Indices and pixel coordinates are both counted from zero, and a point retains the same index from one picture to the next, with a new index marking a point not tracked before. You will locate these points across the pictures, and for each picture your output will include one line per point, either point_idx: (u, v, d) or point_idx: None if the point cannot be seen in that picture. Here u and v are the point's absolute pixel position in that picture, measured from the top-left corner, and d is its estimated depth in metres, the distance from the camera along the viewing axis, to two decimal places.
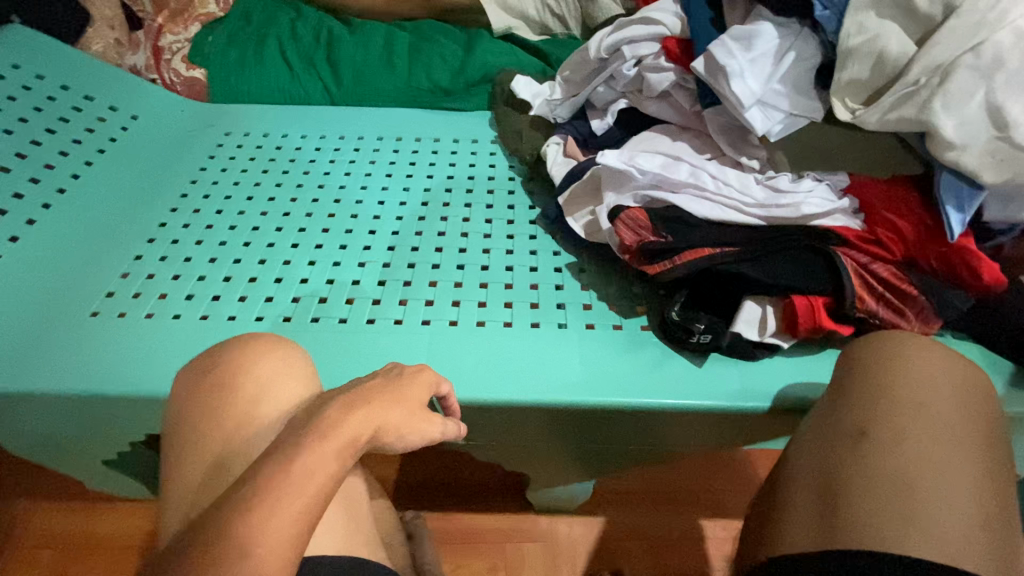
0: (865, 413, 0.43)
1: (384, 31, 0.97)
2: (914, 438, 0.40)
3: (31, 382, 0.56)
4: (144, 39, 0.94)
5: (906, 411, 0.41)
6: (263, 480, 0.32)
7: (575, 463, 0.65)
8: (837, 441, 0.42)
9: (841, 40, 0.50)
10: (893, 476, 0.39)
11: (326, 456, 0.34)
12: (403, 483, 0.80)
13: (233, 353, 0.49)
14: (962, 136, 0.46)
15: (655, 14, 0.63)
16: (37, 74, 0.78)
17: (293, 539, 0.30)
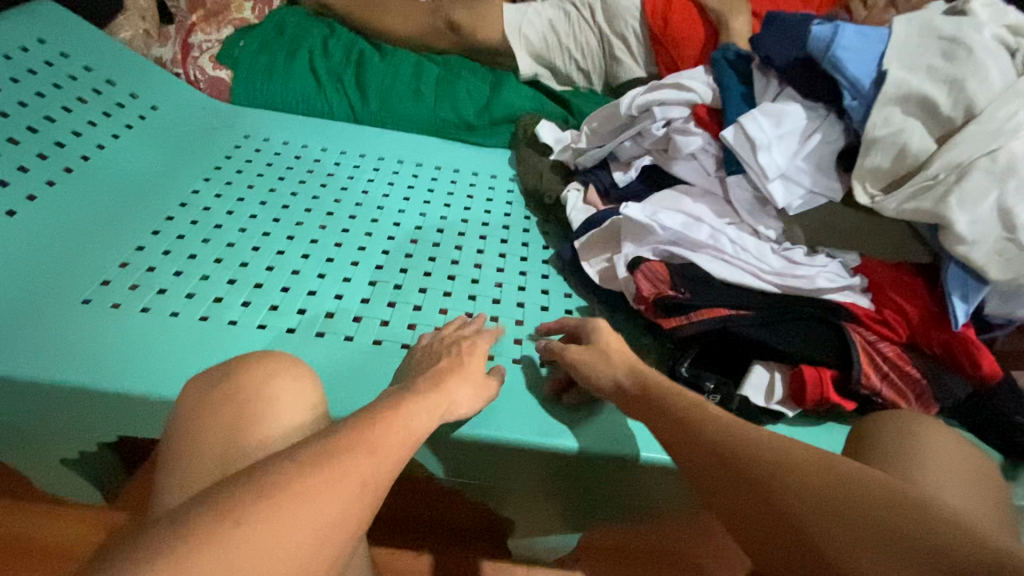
0: (740, 457, 0.39)
1: (414, 60, 0.99)
2: (782, 453, 0.38)
3: (7, 365, 0.53)
4: (175, 34, 0.94)
5: (732, 434, 0.40)
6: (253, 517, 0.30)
7: (567, 512, 0.63)
8: (730, 495, 0.38)
9: (866, 129, 0.52)
10: (780, 506, 0.36)
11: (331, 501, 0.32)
12: (379, 517, 0.76)
13: (248, 367, 0.47)
14: (973, 233, 0.48)
15: (687, 81, 0.66)
16: (62, 52, 0.77)
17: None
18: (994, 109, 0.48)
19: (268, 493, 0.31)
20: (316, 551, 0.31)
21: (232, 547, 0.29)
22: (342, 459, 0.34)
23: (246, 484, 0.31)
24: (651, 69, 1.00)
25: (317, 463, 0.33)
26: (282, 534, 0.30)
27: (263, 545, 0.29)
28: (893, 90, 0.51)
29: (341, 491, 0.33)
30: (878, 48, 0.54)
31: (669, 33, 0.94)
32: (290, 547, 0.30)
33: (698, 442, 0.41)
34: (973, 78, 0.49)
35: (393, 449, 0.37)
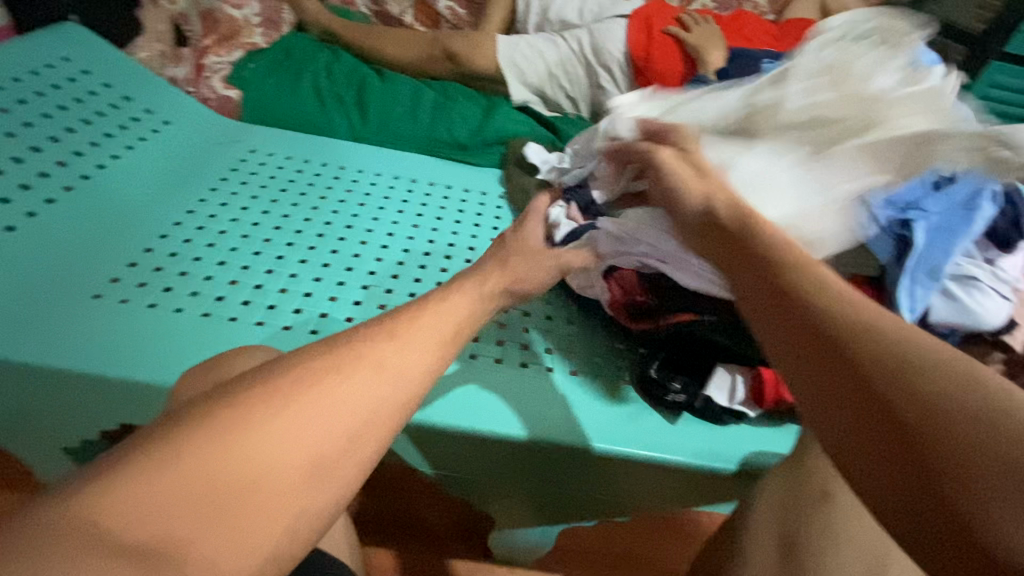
0: (839, 336, 0.29)
1: (413, 85, 1.06)
2: (878, 327, 0.29)
3: (19, 351, 0.57)
4: (190, 56, 1.01)
5: (862, 320, 0.29)
6: (249, 408, 0.31)
7: (545, 508, 0.66)
8: (806, 369, 0.30)
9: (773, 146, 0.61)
10: (880, 382, 0.27)
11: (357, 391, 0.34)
12: (366, 516, 0.79)
13: (235, 356, 0.51)
14: None
15: (660, 109, 0.73)
16: (84, 69, 0.83)
17: (288, 464, 0.30)
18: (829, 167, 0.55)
19: (272, 393, 0.32)
20: (327, 441, 0.31)
21: (240, 438, 0.29)
22: (349, 362, 0.35)
23: (247, 385, 0.32)
24: None
25: (319, 369, 0.34)
26: (293, 427, 0.31)
27: (272, 438, 0.30)
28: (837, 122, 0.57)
29: (353, 386, 0.34)
30: None
31: (651, 66, 1.02)
32: (308, 436, 0.31)
33: (796, 318, 0.31)
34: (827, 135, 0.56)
35: (416, 338, 0.39)
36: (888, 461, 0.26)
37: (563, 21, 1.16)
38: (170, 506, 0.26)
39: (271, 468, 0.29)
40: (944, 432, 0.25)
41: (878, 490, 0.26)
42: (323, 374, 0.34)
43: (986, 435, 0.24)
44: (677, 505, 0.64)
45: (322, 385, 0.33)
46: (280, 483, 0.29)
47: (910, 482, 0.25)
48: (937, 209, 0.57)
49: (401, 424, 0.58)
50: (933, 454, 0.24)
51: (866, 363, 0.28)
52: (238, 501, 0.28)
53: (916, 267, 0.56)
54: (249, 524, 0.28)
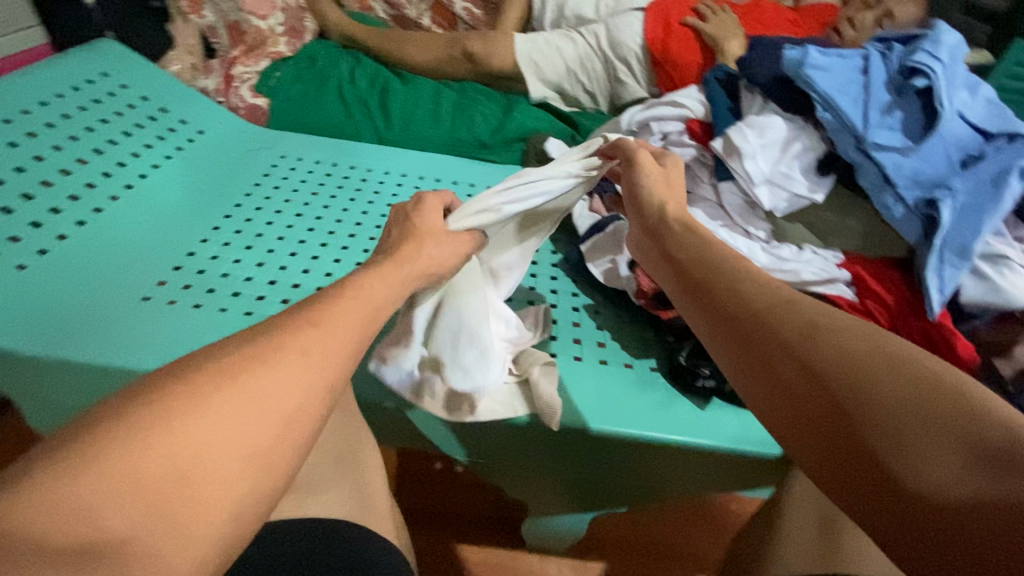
0: (781, 336, 0.39)
1: (433, 87, 1.08)
2: (811, 322, 0.39)
3: (80, 353, 0.60)
4: (218, 67, 1.04)
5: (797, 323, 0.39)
6: (176, 399, 0.31)
7: (578, 494, 0.68)
8: (753, 369, 0.40)
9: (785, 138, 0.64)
10: (815, 366, 0.37)
11: (290, 378, 0.35)
12: (401, 506, 0.81)
13: None
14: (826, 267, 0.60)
15: (682, 99, 0.73)
16: (123, 84, 0.88)
17: (222, 452, 0.30)
18: (792, 175, 0.62)
19: (197, 387, 0.32)
20: (258, 436, 0.32)
21: (172, 436, 0.29)
22: (273, 354, 0.35)
23: (174, 381, 0.32)
24: (653, 91, 1.07)
25: (241, 365, 0.34)
26: (223, 423, 0.31)
27: (204, 436, 0.30)
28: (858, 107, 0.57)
29: (279, 378, 0.34)
30: (846, 70, 0.60)
31: (669, 57, 1.02)
32: (239, 432, 0.31)
33: (747, 324, 0.41)
34: (801, 145, 0.63)
35: (341, 327, 0.39)
36: (807, 424, 0.36)
37: (579, 16, 1.17)
38: (96, 511, 0.26)
39: (208, 456, 0.30)
40: (859, 394, 0.34)
41: (807, 445, 0.36)
42: (252, 368, 0.34)
43: (885, 392, 0.34)
44: (708, 488, 0.65)
45: (249, 374, 0.34)
46: (214, 479, 0.29)
47: (823, 432, 0.35)
48: (964, 187, 0.56)
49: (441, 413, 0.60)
50: (841, 411, 0.35)
51: (796, 353, 0.38)
52: (168, 501, 0.28)
53: (944, 247, 0.55)
54: (185, 523, 0.28)
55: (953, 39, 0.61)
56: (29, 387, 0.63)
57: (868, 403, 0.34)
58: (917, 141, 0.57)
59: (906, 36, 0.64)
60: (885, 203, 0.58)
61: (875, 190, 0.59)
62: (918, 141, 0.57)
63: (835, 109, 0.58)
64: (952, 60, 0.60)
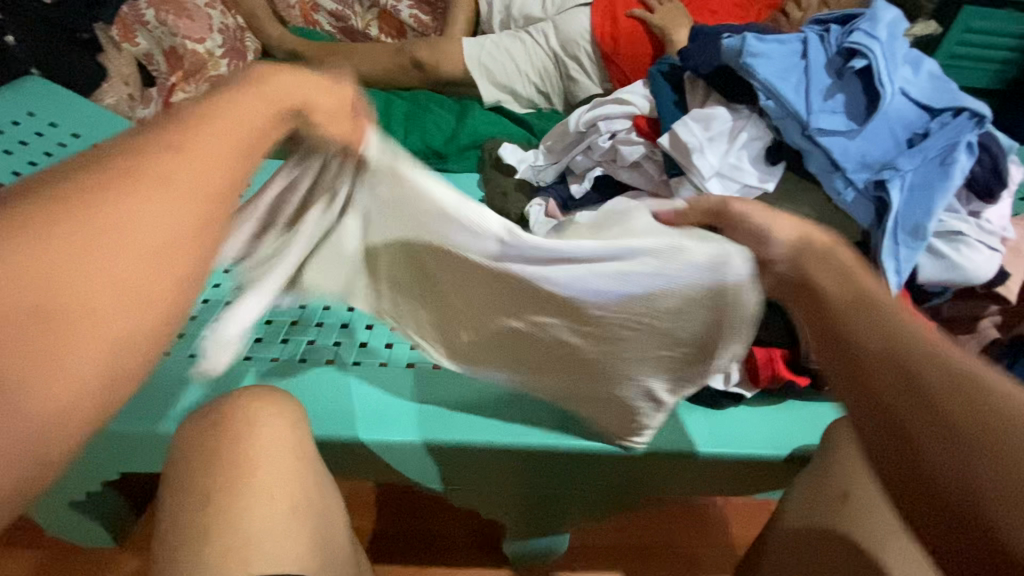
0: (928, 404, 0.30)
1: (382, 98, 1.05)
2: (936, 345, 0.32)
3: None
4: (156, 95, 1.00)
5: (947, 380, 0.30)
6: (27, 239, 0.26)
7: (558, 511, 0.66)
8: (891, 447, 0.31)
9: (734, 127, 0.62)
10: (973, 443, 0.28)
11: (170, 206, 0.30)
12: (381, 534, 0.79)
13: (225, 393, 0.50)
14: None
15: (626, 96, 0.72)
16: (51, 121, 0.82)
17: (95, 299, 0.27)
18: (742, 165, 0.60)
19: (56, 207, 0.28)
20: (140, 271, 0.29)
21: (42, 265, 0.26)
22: (140, 172, 0.31)
23: (43, 197, 0.28)
24: (607, 86, 1.05)
25: (115, 182, 0.30)
26: (92, 256, 0.27)
27: (67, 267, 0.26)
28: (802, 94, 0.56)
29: (147, 209, 0.30)
30: (784, 55, 0.59)
31: (619, 51, 1.01)
32: (117, 247, 0.28)
33: (879, 391, 0.32)
34: (749, 133, 0.61)
35: (203, 154, 0.33)
36: (958, 523, 0.27)
37: (526, 15, 1.14)
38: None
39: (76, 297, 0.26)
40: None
41: (960, 551, 0.27)
42: (121, 183, 0.30)
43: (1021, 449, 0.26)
44: (705, 492, 0.64)
45: (116, 201, 0.29)
46: (104, 302, 0.27)
47: (940, 512, 0.28)
48: (912, 166, 0.55)
49: (423, 443, 0.57)
50: (940, 444, 0.29)
51: (934, 413, 0.30)
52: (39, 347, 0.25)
53: (898, 228, 0.54)
54: (47, 380, 0.25)
55: (891, 16, 0.60)
56: None
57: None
58: (862, 123, 0.56)
59: (844, 16, 0.63)
60: (836, 188, 0.57)
61: (824, 175, 0.58)
62: (862, 124, 0.56)
63: (777, 96, 0.57)
64: (892, 37, 0.59)
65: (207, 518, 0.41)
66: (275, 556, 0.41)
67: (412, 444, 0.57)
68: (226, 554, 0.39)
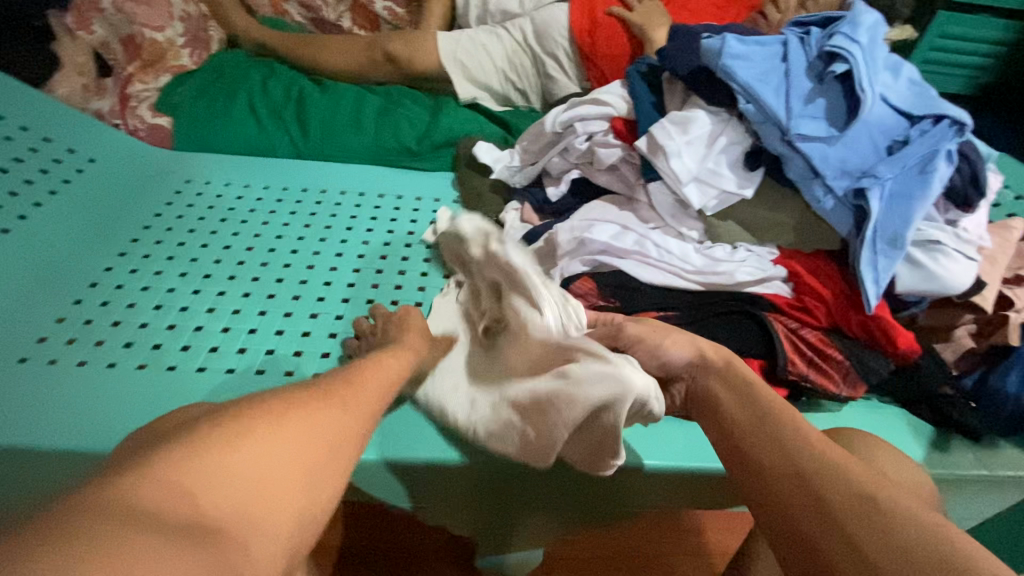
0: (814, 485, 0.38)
1: (353, 93, 1.01)
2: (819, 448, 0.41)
3: None
4: (111, 86, 0.94)
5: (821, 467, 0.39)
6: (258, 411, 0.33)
7: (530, 526, 0.64)
8: (776, 517, 0.39)
9: (712, 130, 0.60)
10: (838, 513, 0.36)
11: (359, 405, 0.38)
12: (348, 549, 0.76)
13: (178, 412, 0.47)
14: (752, 269, 0.59)
15: (605, 96, 0.70)
16: (0, 115, 0.79)
17: (295, 479, 0.31)
18: (720, 169, 0.59)
19: (224, 432, 0.31)
20: (269, 488, 0.30)
21: (225, 460, 0.30)
22: (326, 420, 0.35)
23: (231, 416, 0.33)
24: (585, 85, 1.03)
25: (300, 408, 0.35)
26: (313, 418, 0.35)
27: (298, 422, 0.34)
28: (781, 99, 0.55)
29: (329, 413, 0.36)
30: (764, 57, 0.57)
31: (597, 49, 0.98)
32: (262, 468, 0.30)
33: (767, 472, 0.41)
34: (727, 136, 0.59)
35: (362, 399, 0.39)
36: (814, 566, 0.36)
37: (504, 10, 1.11)
38: (199, 518, 0.27)
39: (278, 484, 0.30)
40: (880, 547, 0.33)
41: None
42: (311, 427, 0.34)
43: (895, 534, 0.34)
44: (681, 506, 0.62)
45: (315, 404, 0.36)
46: (282, 494, 0.30)
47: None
48: (892, 174, 0.54)
49: (383, 462, 0.54)
50: (833, 532, 0.36)
51: (819, 487, 0.38)
52: (251, 515, 0.29)
53: (875, 238, 0.53)
54: (259, 541, 0.28)
55: (872, 19, 0.58)
56: None
57: (886, 548, 0.33)
58: (842, 129, 0.55)
59: (825, 18, 0.62)
60: (816, 195, 0.56)
61: (804, 182, 0.56)
62: (843, 129, 0.55)
63: (757, 99, 0.56)
64: (872, 41, 0.57)
65: None
66: None
67: (370, 463, 0.54)
68: None
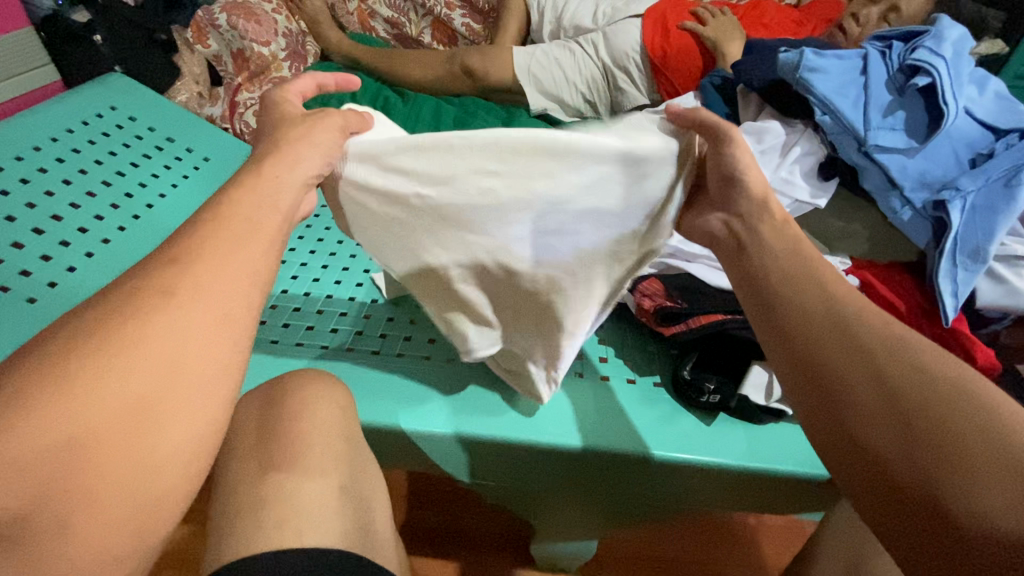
0: (854, 380, 0.35)
1: (433, 103, 1.08)
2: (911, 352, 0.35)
3: None
4: (223, 94, 1.06)
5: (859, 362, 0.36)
6: (106, 313, 0.30)
7: (588, 516, 0.66)
8: (823, 418, 0.36)
9: (785, 142, 0.62)
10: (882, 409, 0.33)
11: (245, 253, 0.35)
12: (411, 525, 0.81)
13: (288, 376, 0.55)
14: None
15: (678, 106, 0.73)
16: (131, 115, 0.89)
17: (190, 364, 0.30)
18: (793, 179, 0.60)
19: (59, 362, 0.27)
20: (146, 395, 0.28)
21: (94, 378, 0.27)
22: (193, 300, 0.31)
23: (60, 334, 0.29)
24: (655, 97, 1.06)
25: (152, 300, 0.31)
26: (196, 302, 0.31)
27: (170, 316, 0.30)
28: (857, 112, 0.56)
29: (211, 282, 0.33)
30: (843, 70, 0.59)
31: (669, 64, 1.01)
32: (125, 384, 0.28)
33: (800, 362, 0.38)
34: (801, 147, 0.61)
35: (235, 237, 0.35)
36: (862, 466, 0.33)
37: (578, 26, 1.16)
38: (75, 450, 0.26)
39: (179, 374, 0.30)
40: (932, 440, 0.31)
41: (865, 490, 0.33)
42: (165, 318, 0.30)
43: (972, 441, 0.30)
44: (740, 508, 0.63)
45: (193, 277, 0.32)
46: (177, 402, 0.29)
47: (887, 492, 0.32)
48: (975, 187, 0.53)
49: (464, 437, 0.59)
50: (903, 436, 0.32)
51: (868, 380, 0.35)
52: (134, 427, 0.28)
53: (955, 250, 0.53)
54: (158, 438, 0.28)
55: (957, 34, 0.58)
56: None
57: (955, 454, 0.30)
58: (923, 141, 0.55)
59: (907, 32, 0.62)
60: (892, 207, 0.56)
61: (881, 193, 0.57)
62: (923, 141, 0.55)
63: (835, 112, 0.57)
64: (958, 55, 0.58)
65: (264, 490, 0.45)
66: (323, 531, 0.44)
67: (443, 436, 0.59)
68: (280, 527, 0.43)
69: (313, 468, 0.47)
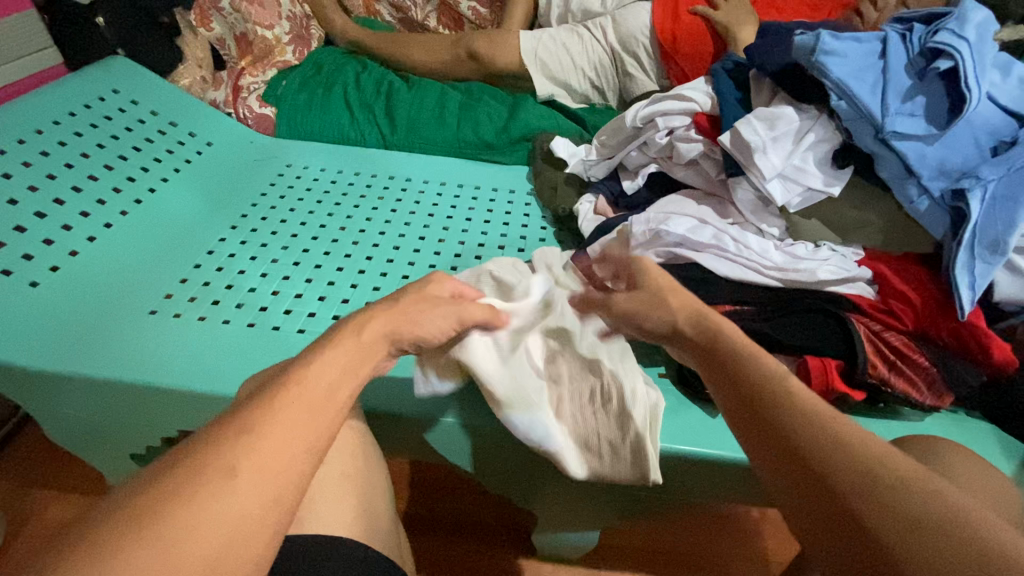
0: (769, 408, 0.39)
1: (438, 88, 1.06)
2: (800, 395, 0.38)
3: (72, 364, 0.61)
4: (226, 79, 1.04)
5: (814, 425, 0.37)
6: (259, 401, 0.35)
7: (590, 509, 0.66)
8: (786, 468, 0.37)
9: (800, 125, 0.60)
10: (859, 508, 0.34)
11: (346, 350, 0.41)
12: (412, 514, 0.81)
13: None
14: (838, 271, 0.58)
15: (687, 91, 0.71)
16: (133, 99, 0.87)
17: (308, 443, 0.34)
18: (805, 167, 0.59)
19: (136, 519, 0.28)
20: (283, 486, 0.32)
21: (250, 442, 0.32)
22: (292, 391, 0.36)
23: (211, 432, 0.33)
24: (663, 83, 1.04)
25: (247, 428, 0.33)
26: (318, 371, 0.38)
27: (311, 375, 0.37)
28: (874, 99, 0.54)
29: (317, 366, 0.38)
30: (863, 55, 0.57)
31: (679, 49, 0.99)
32: (267, 484, 0.31)
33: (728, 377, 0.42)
34: (816, 133, 0.59)
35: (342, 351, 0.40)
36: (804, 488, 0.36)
37: (586, 11, 1.14)
38: (227, 491, 0.30)
39: (285, 440, 0.33)
40: (832, 469, 0.35)
41: (797, 509, 0.37)
42: (302, 393, 0.36)
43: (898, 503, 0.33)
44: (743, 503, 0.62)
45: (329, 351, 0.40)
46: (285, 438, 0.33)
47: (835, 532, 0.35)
48: (995, 176, 0.52)
49: (463, 425, 0.58)
50: (828, 478, 0.35)
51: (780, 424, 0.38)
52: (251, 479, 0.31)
53: (974, 241, 0.52)
54: (267, 478, 0.31)
55: (982, 16, 0.56)
56: (35, 403, 0.64)
57: (890, 515, 0.32)
58: (943, 127, 0.53)
59: (930, 15, 0.60)
60: (909, 196, 0.55)
61: (897, 182, 0.55)
62: (943, 128, 0.53)
63: (850, 96, 0.55)
64: (981, 38, 0.55)
65: None
66: (325, 520, 0.44)
67: (447, 424, 0.58)
68: None
69: (322, 454, 0.47)
